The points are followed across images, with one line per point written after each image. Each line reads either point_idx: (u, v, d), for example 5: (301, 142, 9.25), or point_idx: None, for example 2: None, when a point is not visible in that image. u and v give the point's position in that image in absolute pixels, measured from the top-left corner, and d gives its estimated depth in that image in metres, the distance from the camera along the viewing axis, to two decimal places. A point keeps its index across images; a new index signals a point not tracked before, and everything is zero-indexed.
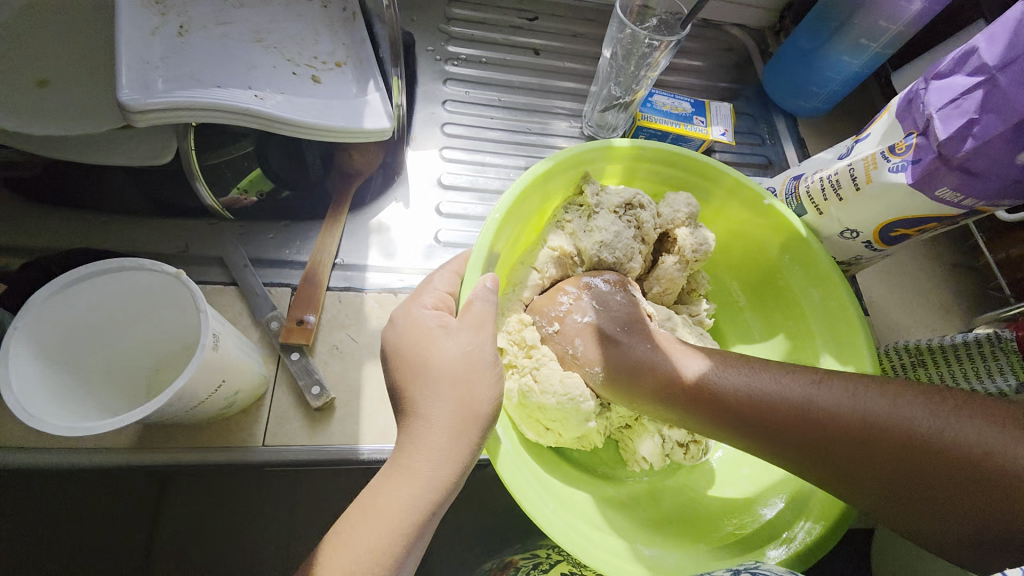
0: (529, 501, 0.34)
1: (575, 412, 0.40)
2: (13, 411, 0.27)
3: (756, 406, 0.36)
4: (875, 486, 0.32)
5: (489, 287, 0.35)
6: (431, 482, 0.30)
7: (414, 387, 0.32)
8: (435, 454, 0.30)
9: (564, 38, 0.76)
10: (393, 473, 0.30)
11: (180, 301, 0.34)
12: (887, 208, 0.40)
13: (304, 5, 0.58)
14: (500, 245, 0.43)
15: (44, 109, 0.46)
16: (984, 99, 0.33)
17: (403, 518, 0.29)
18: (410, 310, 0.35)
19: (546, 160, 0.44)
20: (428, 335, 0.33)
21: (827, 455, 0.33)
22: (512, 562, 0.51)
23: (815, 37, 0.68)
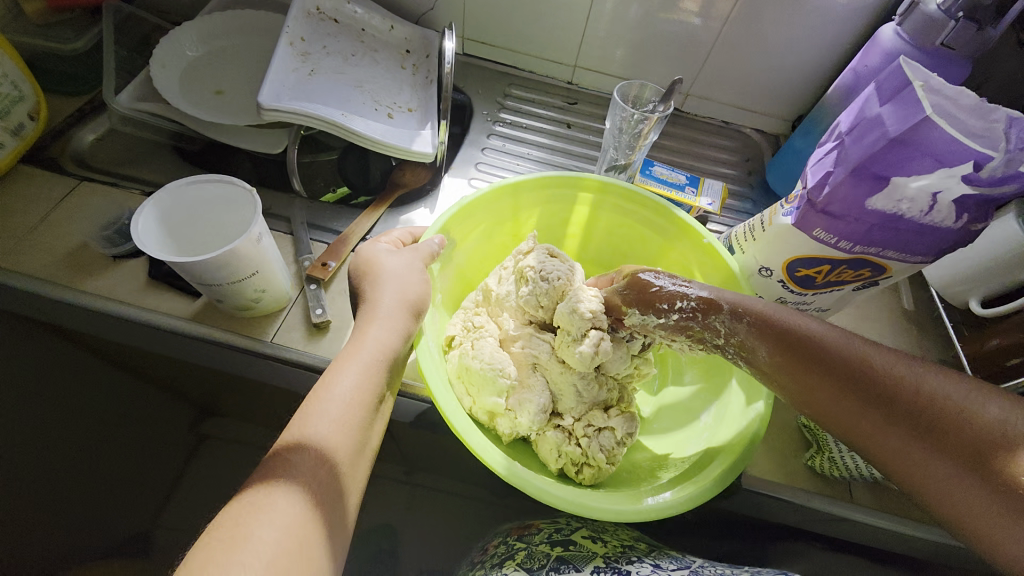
0: (434, 387, 0.46)
1: (493, 380, 0.52)
2: (133, 234, 0.42)
3: (820, 348, 0.42)
4: (891, 430, 0.38)
5: (436, 243, 0.52)
6: (377, 339, 0.44)
7: (367, 287, 0.47)
8: (382, 320, 0.45)
9: (593, 120, 0.94)
10: (353, 338, 0.45)
11: (245, 211, 0.49)
12: (786, 246, 0.48)
13: (398, 71, 0.82)
14: (459, 252, 0.58)
15: (216, 108, 0.73)
16: (836, 156, 0.42)
17: (365, 359, 0.43)
18: (374, 244, 0.52)
19: (516, 178, 0.57)
20: (381, 254, 0.49)
21: (850, 387, 0.41)
22: (536, 525, 0.63)
23: (806, 137, 0.79)
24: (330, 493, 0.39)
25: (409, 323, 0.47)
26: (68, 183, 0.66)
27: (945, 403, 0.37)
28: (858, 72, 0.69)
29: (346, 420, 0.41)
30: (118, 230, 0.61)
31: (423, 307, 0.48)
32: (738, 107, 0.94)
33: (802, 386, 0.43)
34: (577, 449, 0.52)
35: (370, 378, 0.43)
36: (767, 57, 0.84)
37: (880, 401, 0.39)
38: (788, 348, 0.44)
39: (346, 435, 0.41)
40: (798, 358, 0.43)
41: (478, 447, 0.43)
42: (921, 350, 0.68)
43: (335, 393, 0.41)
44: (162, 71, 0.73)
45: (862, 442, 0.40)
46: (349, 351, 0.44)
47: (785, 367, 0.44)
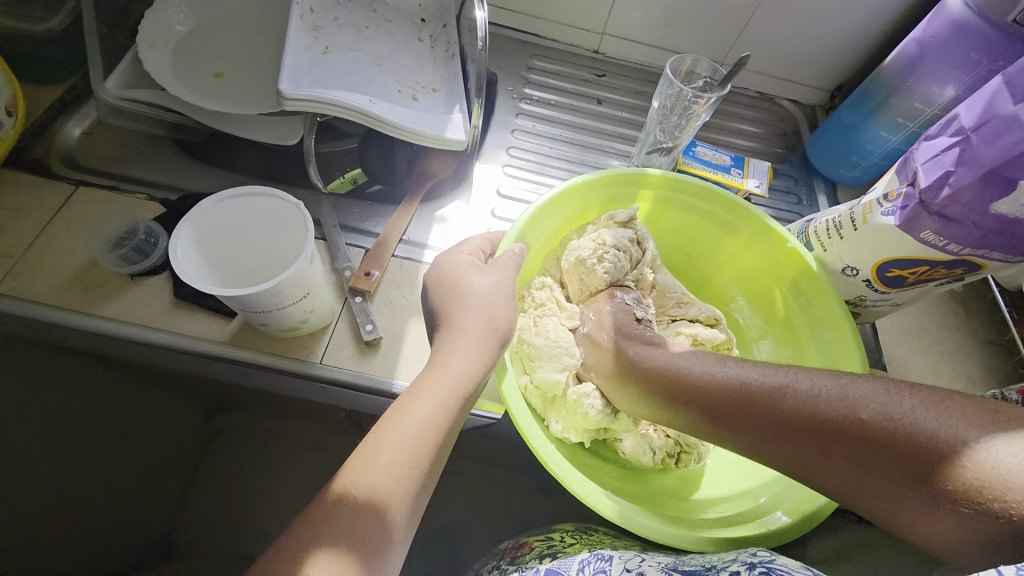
0: (522, 419, 0.43)
1: (557, 357, 0.51)
2: (175, 266, 0.37)
3: (742, 398, 0.40)
4: (840, 466, 0.35)
5: (517, 253, 0.48)
6: (461, 372, 0.41)
7: (450, 308, 0.44)
8: (465, 350, 0.42)
9: (626, 94, 0.88)
10: (434, 367, 0.41)
11: (293, 228, 0.44)
12: (880, 248, 0.45)
13: (417, 44, 0.74)
14: (544, 224, 0.54)
15: (219, 94, 0.64)
16: (959, 155, 0.39)
17: (446, 398, 0.39)
18: (451, 253, 0.48)
19: (590, 174, 0.54)
20: (461, 271, 0.46)
21: (779, 427, 0.38)
22: (526, 544, 0.54)
23: (856, 112, 0.75)
24: (379, 547, 0.35)
25: (496, 351, 0.43)
26: (63, 190, 0.58)
27: (900, 424, 0.33)
28: (922, 43, 0.64)
29: (405, 462, 0.37)
30: (135, 246, 0.54)
31: (510, 332, 0.45)
32: (777, 77, 0.89)
33: (737, 437, 0.40)
34: (669, 441, 0.52)
35: (444, 416, 0.39)
36: (811, 23, 0.78)
37: (810, 431, 0.36)
38: (718, 410, 0.41)
39: (406, 481, 0.37)
40: (726, 409, 0.41)
41: (575, 485, 0.41)
42: (969, 333, 0.68)
43: (405, 431, 0.38)
44: (151, 51, 0.63)
45: (815, 480, 0.37)
46: (426, 382, 0.40)
47: (717, 425, 0.42)
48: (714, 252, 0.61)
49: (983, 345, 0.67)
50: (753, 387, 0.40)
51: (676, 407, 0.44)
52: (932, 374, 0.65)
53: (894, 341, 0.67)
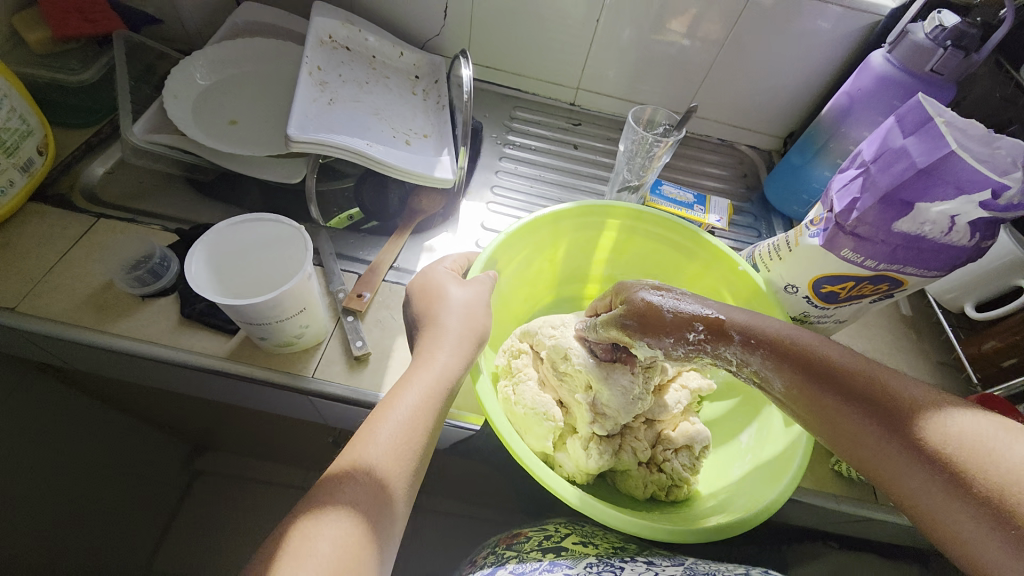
0: (497, 419, 0.47)
1: (539, 424, 0.54)
2: (191, 278, 0.43)
3: (816, 365, 0.43)
4: (881, 457, 0.38)
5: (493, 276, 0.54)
6: (446, 364, 0.45)
7: (432, 314, 0.49)
8: (448, 345, 0.47)
9: (600, 140, 0.97)
10: (419, 362, 0.45)
11: (293, 248, 0.50)
12: (812, 265, 0.52)
13: (411, 98, 0.83)
14: (516, 253, 0.60)
15: (232, 138, 0.72)
16: (863, 183, 0.46)
17: (435, 386, 0.44)
18: (436, 270, 0.54)
19: (563, 205, 0.61)
20: (443, 285, 0.51)
21: (844, 391, 0.41)
22: (523, 533, 0.60)
23: (803, 154, 0.84)
24: (384, 518, 0.38)
25: (474, 351, 0.48)
26: (85, 222, 0.64)
27: (965, 444, 0.35)
28: (852, 95, 0.74)
29: (402, 441, 0.41)
30: (149, 269, 0.59)
31: (486, 335, 0.50)
32: (736, 126, 0.99)
33: (809, 401, 0.42)
34: (663, 476, 0.55)
35: (431, 402, 0.43)
36: (759, 79, 0.89)
37: (864, 407, 0.40)
38: (778, 359, 0.45)
39: (402, 460, 0.40)
40: (799, 366, 0.43)
41: (545, 478, 0.44)
42: (923, 352, 0.73)
43: (401, 411, 0.42)
44: (174, 102, 0.71)
45: (854, 443, 0.40)
46: (415, 374, 0.44)
47: (793, 381, 0.43)
48: (674, 276, 0.67)
49: (936, 364, 0.72)
50: (853, 371, 0.41)
51: (763, 361, 0.45)
52: None
53: None
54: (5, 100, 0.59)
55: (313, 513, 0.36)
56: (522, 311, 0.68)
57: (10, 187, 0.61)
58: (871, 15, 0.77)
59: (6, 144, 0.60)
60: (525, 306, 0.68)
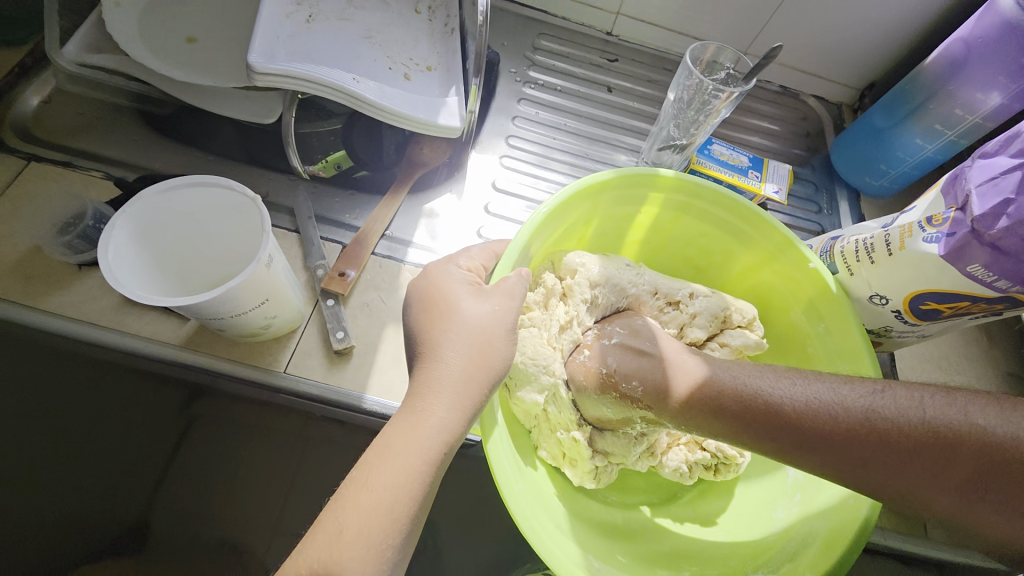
0: (503, 476, 0.38)
1: (534, 377, 0.46)
2: (103, 270, 0.32)
3: (750, 402, 0.37)
4: (868, 469, 0.32)
5: (524, 275, 0.43)
6: (442, 426, 0.35)
7: (436, 338, 0.39)
8: (445, 395, 0.36)
9: (639, 82, 0.81)
10: (410, 421, 0.35)
11: (250, 223, 0.39)
12: (915, 278, 0.40)
13: (413, 17, 0.67)
14: (541, 237, 0.48)
15: (188, 61, 0.58)
16: (1022, 180, 0.34)
17: (420, 457, 0.34)
18: (447, 266, 0.44)
19: (609, 171, 0.48)
20: (453, 297, 0.41)
21: (804, 434, 0.35)
22: None
23: (888, 116, 0.68)
24: None
25: (483, 394, 0.38)
26: (15, 165, 0.54)
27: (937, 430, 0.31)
28: (968, 44, 0.58)
29: (375, 537, 0.32)
30: (81, 233, 0.48)
31: (502, 370, 0.40)
32: (805, 72, 0.82)
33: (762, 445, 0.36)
34: (707, 455, 0.49)
35: (416, 484, 0.34)
36: (846, 13, 0.71)
37: (828, 438, 0.34)
38: (712, 411, 0.39)
39: (376, 563, 0.32)
40: (724, 408, 0.38)
41: (548, 555, 0.37)
42: (994, 364, 0.63)
43: (379, 498, 0.33)
44: (115, 11, 0.57)
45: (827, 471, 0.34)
46: (401, 436, 0.35)
47: (738, 432, 0.38)
48: (723, 266, 0.56)
49: (1007, 379, 0.62)
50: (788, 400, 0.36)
51: (701, 417, 0.39)
52: None
53: (912, 371, 0.61)
54: None
55: None
56: None
57: None
58: None
59: None
60: None
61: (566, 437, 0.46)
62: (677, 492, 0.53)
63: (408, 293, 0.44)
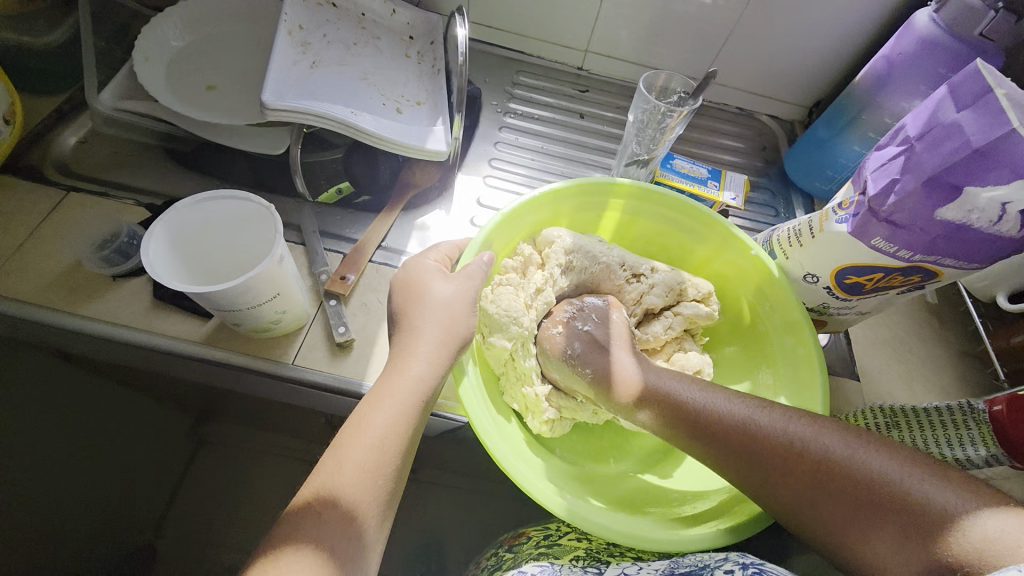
0: (473, 412, 0.46)
1: (504, 327, 0.53)
2: (145, 262, 0.39)
3: (711, 420, 0.45)
4: (799, 492, 0.40)
5: (484, 262, 0.50)
6: (419, 376, 0.42)
7: (412, 308, 0.45)
8: (423, 352, 0.43)
9: (609, 109, 0.90)
10: (393, 373, 0.42)
11: (263, 227, 0.46)
12: (836, 255, 0.47)
13: (404, 60, 0.76)
14: (507, 223, 0.55)
15: (209, 104, 0.66)
16: (904, 164, 0.40)
17: (402, 399, 0.41)
18: (419, 258, 0.50)
19: (563, 182, 0.56)
20: (425, 275, 0.47)
21: (746, 452, 0.43)
22: (525, 532, 0.57)
23: (830, 127, 0.77)
24: (355, 547, 0.35)
25: (454, 354, 0.45)
26: (54, 196, 0.61)
27: (858, 469, 0.39)
28: (891, 59, 0.66)
29: (371, 468, 0.38)
30: (117, 248, 0.55)
31: (469, 334, 0.47)
32: (758, 94, 0.91)
33: (717, 458, 0.44)
34: None
35: (404, 421, 0.40)
36: (785, 42, 0.81)
37: (769, 457, 0.42)
38: (681, 421, 0.46)
39: (373, 487, 0.38)
40: (690, 424, 0.46)
41: (526, 482, 0.43)
42: (945, 343, 0.68)
43: (372, 434, 0.39)
44: (147, 64, 0.66)
45: (765, 491, 0.42)
46: (388, 385, 0.41)
47: (699, 445, 0.46)
48: (680, 260, 0.63)
49: (959, 357, 0.67)
50: (743, 423, 0.44)
51: (670, 426, 0.47)
52: (906, 384, 0.65)
53: (868, 352, 0.67)
54: None
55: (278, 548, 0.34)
56: None
57: None
58: None
59: None
60: None
61: (526, 391, 0.53)
62: (653, 459, 0.59)
63: (391, 285, 0.49)
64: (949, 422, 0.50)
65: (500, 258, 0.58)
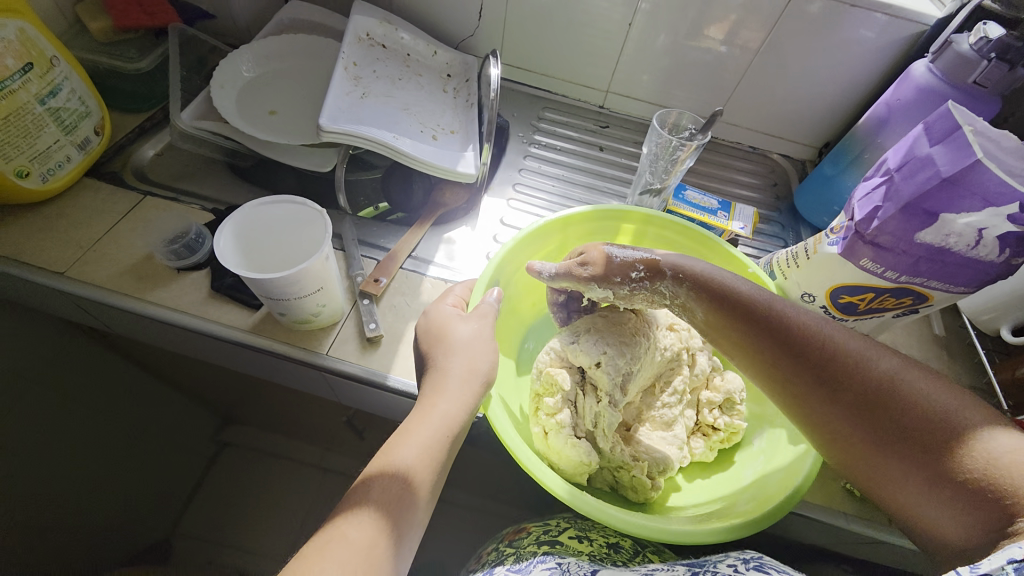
0: (497, 419, 0.50)
1: (582, 465, 0.52)
2: (216, 249, 0.46)
3: (793, 333, 0.46)
4: (856, 420, 0.42)
5: (494, 298, 0.54)
6: (446, 414, 0.45)
7: (449, 323, 0.51)
8: (464, 361, 0.48)
9: (627, 143, 0.97)
10: (421, 411, 0.46)
11: (314, 229, 0.53)
12: (830, 274, 0.51)
13: (442, 94, 0.85)
14: (514, 262, 0.61)
15: (270, 126, 0.76)
16: (885, 192, 0.45)
17: (453, 406, 0.46)
18: (440, 302, 0.54)
19: (571, 211, 0.63)
20: (448, 318, 0.51)
21: (800, 370, 0.45)
22: (525, 528, 0.60)
23: (836, 165, 0.82)
24: (403, 524, 0.41)
25: (478, 393, 0.48)
26: (132, 198, 0.70)
27: (935, 417, 0.39)
28: (890, 105, 0.71)
29: (427, 462, 0.43)
30: (185, 243, 0.64)
31: (492, 373, 0.50)
32: (770, 134, 0.96)
33: (783, 369, 0.46)
34: (720, 433, 0.58)
35: (430, 457, 0.44)
36: (796, 87, 0.87)
37: (835, 382, 0.43)
38: (748, 330, 0.48)
39: (423, 475, 0.43)
40: (765, 333, 0.47)
41: (535, 470, 0.47)
42: (953, 376, 0.69)
43: (423, 430, 0.44)
44: (221, 91, 0.76)
45: (821, 408, 0.44)
46: (439, 389, 0.46)
47: (766, 352, 0.47)
48: None
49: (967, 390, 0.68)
50: (816, 341, 0.45)
51: (738, 323, 0.48)
52: None
53: None
54: (68, 82, 0.65)
55: (337, 522, 0.39)
56: (533, 311, 0.68)
57: (68, 162, 0.67)
58: (916, 23, 0.74)
59: (67, 123, 0.66)
60: (533, 307, 0.68)
61: (640, 483, 0.53)
62: None
63: (415, 333, 0.54)
64: None
65: (513, 289, 0.64)
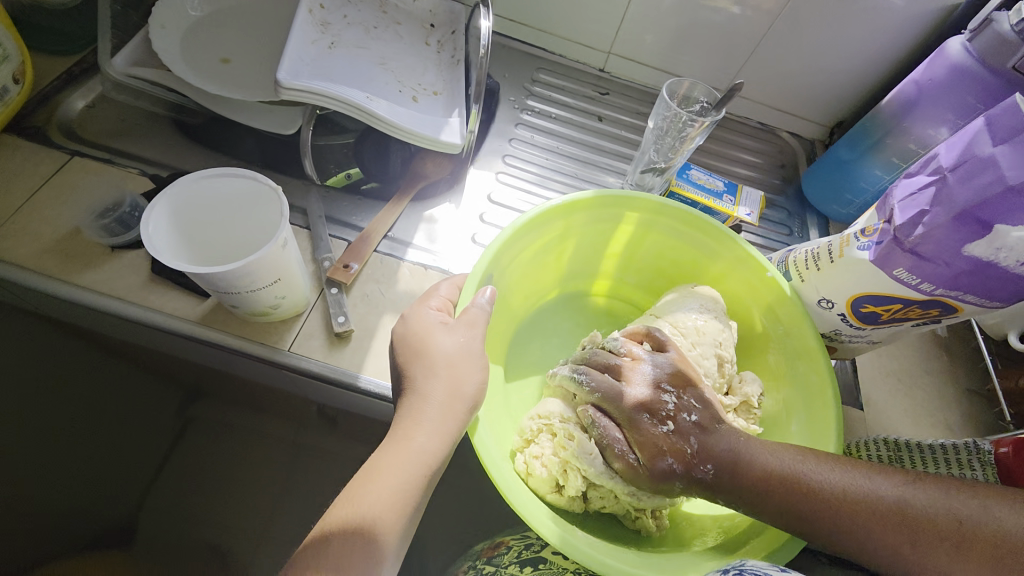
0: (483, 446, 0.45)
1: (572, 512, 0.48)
2: (144, 236, 0.38)
3: (796, 492, 0.42)
4: (893, 552, 0.39)
5: (485, 299, 0.47)
6: (424, 449, 0.40)
7: (431, 334, 0.44)
8: (450, 389, 0.42)
9: (628, 113, 0.89)
10: (395, 444, 0.40)
11: (269, 210, 0.45)
12: (856, 282, 0.45)
13: (424, 48, 0.75)
14: (508, 255, 0.53)
15: (221, 75, 0.65)
16: (933, 195, 0.39)
17: (433, 441, 0.40)
18: (420, 308, 0.47)
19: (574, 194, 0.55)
20: (430, 327, 0.45)
21: (842, 521, 0.41)
22: (504, 542, 0.57)
23: (853, 149, 0.75)
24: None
25: (462, 420, 0.42)
26: (57, 159, 0.59)
27: (960, 522, 0.38)
28: (920, 85, 0.65)
29: (398, 505, 0.38)
30: (118, 218, 0.55)
31: (479, 395, 0.44)
32: (781, 110, 0.89)
33: (803, 528, 0.42)
34: None
35: (402, 499, 0.38)
36: (814, 59, 0.79)
37: (856, 522, 0.40)
38: (754, 499, 0.44)
39: (392, 521, 0.38)
40: (774, 502, 0.43)
41: (523, 509, 0.42)
42: (952, 379, 0.67)
43: (398, 470, 0.39)
44: (161, 32, 0.64)
45: (857, 552, 0.41)
46: (417, 419, 0.41)
47: (781, 518, 0.43)
48: (693, 275, 0.61)
49: (965, 394, 0.66)
50: (817, 495, 0.42)
51: (739, 492, 0.44)
52: (912, 418, 0.63)
53: (873, 382, 0.65)
54: None
55: None
56: (523, 307, 0.61)
57: None
58: None
59: None
60: (525, 301, 0.61)
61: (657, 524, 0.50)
62: None
63: (391, 338, 0.47)
64: (951, 459, 0.49)
65: (507, 281, 0.56)
